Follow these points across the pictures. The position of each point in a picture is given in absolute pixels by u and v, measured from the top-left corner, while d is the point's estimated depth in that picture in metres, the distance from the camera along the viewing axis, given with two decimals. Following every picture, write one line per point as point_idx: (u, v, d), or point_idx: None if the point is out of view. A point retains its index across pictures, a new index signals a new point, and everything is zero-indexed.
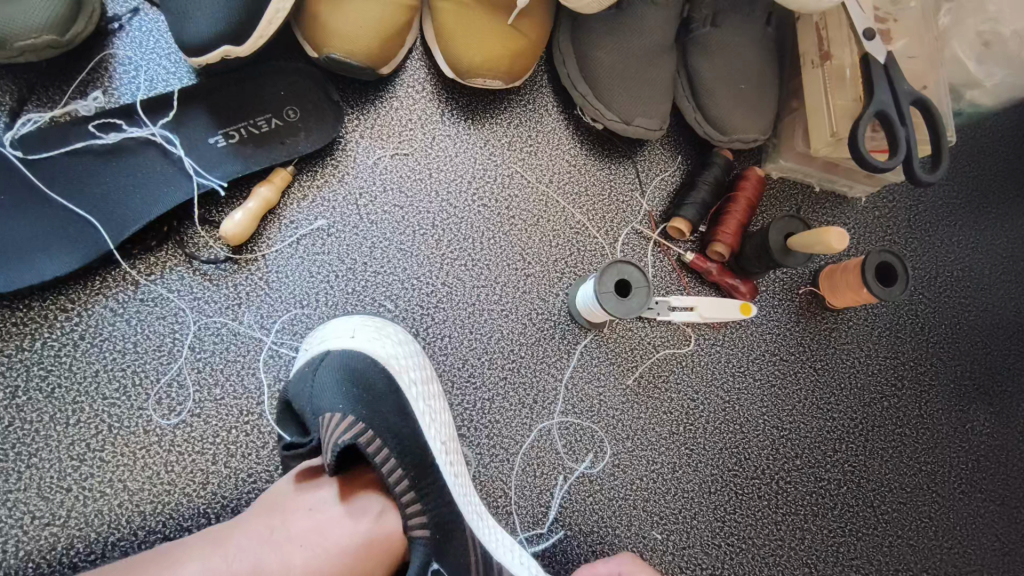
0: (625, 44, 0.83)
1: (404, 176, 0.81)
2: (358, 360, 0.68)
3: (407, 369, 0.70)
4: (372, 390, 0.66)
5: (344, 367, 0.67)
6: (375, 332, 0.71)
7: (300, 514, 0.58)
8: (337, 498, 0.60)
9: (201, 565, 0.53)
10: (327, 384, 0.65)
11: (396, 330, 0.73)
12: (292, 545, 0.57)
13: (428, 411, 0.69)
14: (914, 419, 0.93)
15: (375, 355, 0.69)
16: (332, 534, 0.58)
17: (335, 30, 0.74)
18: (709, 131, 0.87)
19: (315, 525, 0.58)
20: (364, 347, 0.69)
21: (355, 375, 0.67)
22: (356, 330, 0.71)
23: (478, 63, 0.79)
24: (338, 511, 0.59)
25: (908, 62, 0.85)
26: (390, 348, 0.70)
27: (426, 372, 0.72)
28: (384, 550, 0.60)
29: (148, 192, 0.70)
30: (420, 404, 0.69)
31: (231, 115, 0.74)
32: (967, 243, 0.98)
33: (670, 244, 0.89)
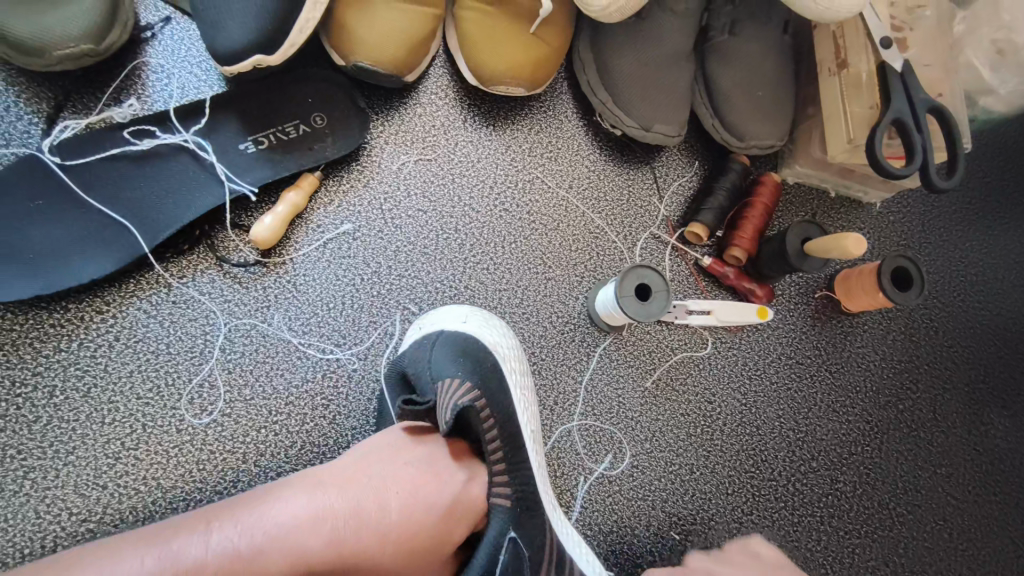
0: (645, 52, 0.85)
1: (430, 182, 0.83)
2: (470, 343, 0.72)
3: (508, 358, 0.74)
4: (482, 367, 0.71)
5: (458, 344, 0.71)
6: (482, 321, 0.75)
7: (396, 469, 0.62)
8: (430, 459, 0.64)
9: (306, 502, 0.57)
10: (444, 357, 0.70)
11: (501, 324, 0.77)
12: (387, 496, 0.60)
13: (525, 398, 0.73)
14: (929, 421, 0.94)
15: (482, 340, 0.73)
16: (426, 493, 0.62)
17: (362, 39, 0.75)
18: (726, 137, 0.89)
19: (410, 482, 0.62)
20: (474, 332, 0.74)
21: (469, 353, 0.71)
22: (467, 317, 0.75)
23: (501, 71, 0.80)
24: (431, 472, 0.63)
25: (924, 70, 0.86)
26: (497, 336, 0.74)
27: (523, 368, 0.76)
28: (467, 513, 0.64)
29: (181, 197, 0.72)
30: (518, 391, 0.73)
31: (261, 121, 0.76)
32: (981, 248, 0.99)
33: (687, 249, 0.91)
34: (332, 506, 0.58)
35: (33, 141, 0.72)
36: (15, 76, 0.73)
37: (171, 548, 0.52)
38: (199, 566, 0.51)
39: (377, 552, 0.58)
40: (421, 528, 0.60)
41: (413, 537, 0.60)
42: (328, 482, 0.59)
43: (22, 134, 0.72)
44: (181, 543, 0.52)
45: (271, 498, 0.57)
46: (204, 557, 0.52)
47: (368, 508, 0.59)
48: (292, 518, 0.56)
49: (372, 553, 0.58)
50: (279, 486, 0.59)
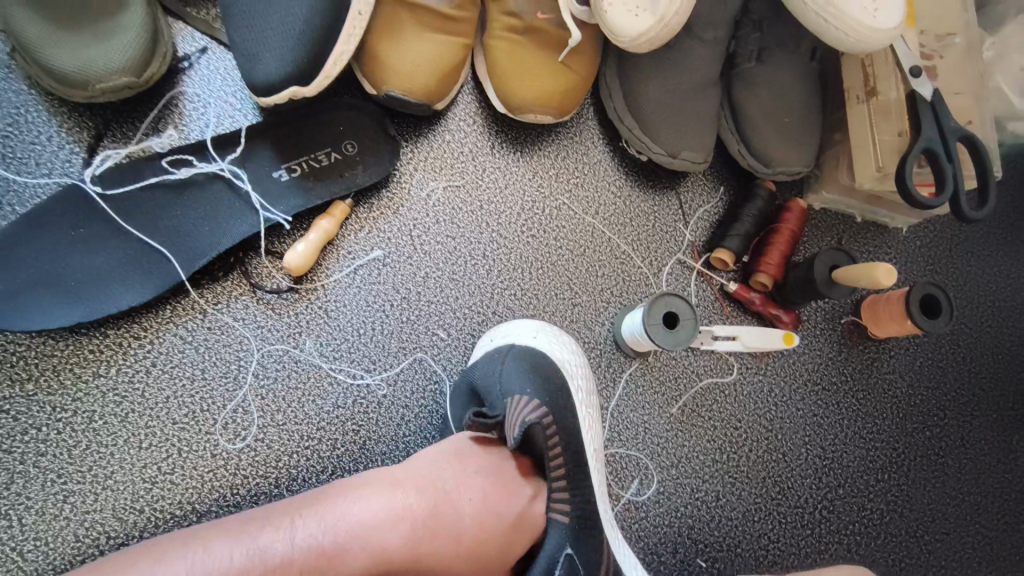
0: (673, 79, 0.85)
1: (458, 208, 0.84)
2: (537, 356, 0.73)
3: (573, 374, 0.74)
4: (547, 383, 0.71)
5: (527, 359, 0.72)
6: (552, 336, 0.77)
7: (467, 477, 0.64)
8: (499, 470, 0.67)
9: (386, 500, 0.59)
10: (515, 372, 0.70)
11: (570, 340, 0.78)
12: (460, 502, 0.63)
13: (590, 417, 0.74)
14: (957, 449, 0.94)
15: (552, 355, 0.74)
16: (494, 504, 0.64)
17: (394, 70, 0.77)
18: (752, 163, 0.90)
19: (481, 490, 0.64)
20: (543, 346, 0.75)
21: (537, 368, 0.72)
22: (538, 332, 0.77)
23: (530, 101, 0.81)
24: (499, 483, 0.66)
25: (955, 97, 0.85)
26: (564, 353, 0.75)
27: (588, 382, 0.76)
28: (530, 529, 0.66)
29: (218, 225, 0.73)
30: (582, 408, 0.73)
31: (294, 150, 0.77)
32: (1012, 272, 0.99)
33: (713, 274, 0.91)
34: (410, 506, 0.60)
35: (74, 170, 0.74)
36: (57, 106, 0.75)
37: (258, 543, 0.54)
38: (287, 560, 0.54)
39: (450, 555, 0.60)
40: (490, 536, 0.63)
41: (483, 544, 0.62)
42: (403, 482, 0.62)
43: (64, 164, 0.74)
44: (267, 538, 0.54)
45: (350, 496, 0.59)
46: (289, 554, 0.54)
47: (444, 512, 0.61)
48: (375, 516, 0.58)
49: (445, 556, 0.60)
50: (357, 482, 0.61)
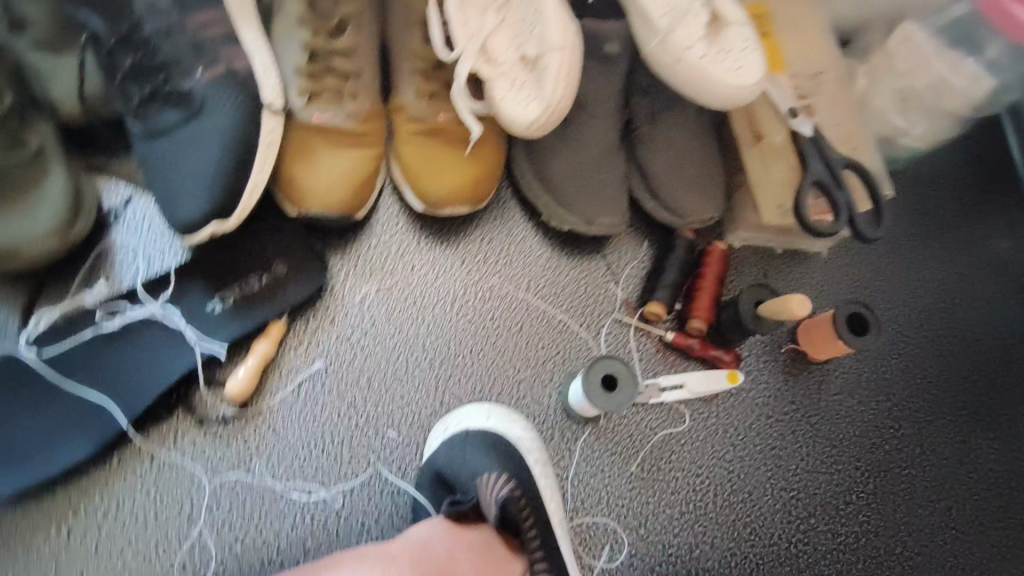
0: (578, 152, 0.90)
1: (393, 307, 0.87)
2: (495, 436, 0.77)
3: (531, 450, 0.77)
4: (511, 459, 0.75)
5: (485, 440, 0.76)
6: (505, 415, 0.80)
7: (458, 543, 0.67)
8: (487, 545, 0.69)
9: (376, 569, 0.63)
10: (476, 454, 0.75)
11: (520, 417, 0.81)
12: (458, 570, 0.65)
13: (550, 489, 0.76)
14: (918, 457, 0.96)
15: (506, 435, 0.77)
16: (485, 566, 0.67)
17: (311, 189, 0.80)
18: (667, 216, 0.94)
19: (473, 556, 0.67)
20: (496, 427, 0.78)
21: (498, 448, 0.76)
22: (490, 413, 0.80)
23: (446, 196, 0.85)
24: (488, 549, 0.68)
25: (835, 129, 0.91)
26: (519, 431, 0.78)
27: (545, 457, 0.78)
28: None
29: (156, 366, 0.75)
30: (544, 480, 0.75)
31: (224, 280, 0.80)
32: (930, 275, 1.05)
33: (651, 326, 0.93)
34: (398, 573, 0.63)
35: (9, 336, 0.75)
36: None
37: None
38: None
39: None
40: None
41: None
42: (395, 554, 0.65)
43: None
44: None
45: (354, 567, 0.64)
46: None
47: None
48: None
49: None
50: (355, 553, 0.66)
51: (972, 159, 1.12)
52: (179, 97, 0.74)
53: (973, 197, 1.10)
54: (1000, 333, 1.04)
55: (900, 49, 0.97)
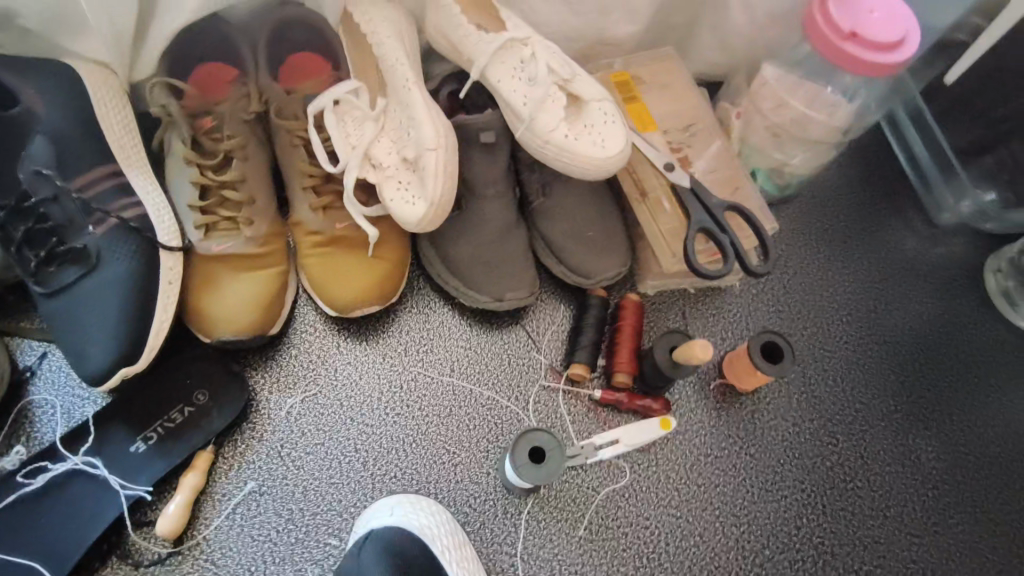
0: (476, 235, 0.94)
1: (320, 414, 0.88)
2: (396, 533, 0.80)
3: (438, 537, 0.81)
4: (404, 557, 0.79)
5: (386, 541, 0.79)
6: (410, 506, 0.82)
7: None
8: None
9: None
10: (373, 561, 0.78)
11: (429, 501, 0.84)
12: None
13: (462, 571, 0.80)
14: (861, 468, 0.97)
15: (410, 528, 0.80)
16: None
17: (219, 316, 0.83)
18: (576, 278, 0.97)
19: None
20: (401, 521, 0.81)
21: (394, 548, 0.79)
22: (394, 508, 0.82)
23: (352, 300, 0.89)
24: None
25: (715, 173, 0.97)
26: (424, 520, 0.81)
27: (457, 538, 0.82)
28: None
29: (82, 519, 0.75)
30: (453, 565, 0.80)
31: (145, 419, 0.81)
32: (841, 289, 1.09)
33: (579, 387, 0.95)
34: None
35: None
36: None
37: None
38: None
39: None
40: None
41: None
42: None
43: None
44: None
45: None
46: None
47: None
48: None
49: None
50: None
51: (860, 172, 1.19)
52: (74, 255, 0.79)
53: (867, 207, 1.16)
54: (919, 332, 1.08)
55: (760, 90, 1.01)
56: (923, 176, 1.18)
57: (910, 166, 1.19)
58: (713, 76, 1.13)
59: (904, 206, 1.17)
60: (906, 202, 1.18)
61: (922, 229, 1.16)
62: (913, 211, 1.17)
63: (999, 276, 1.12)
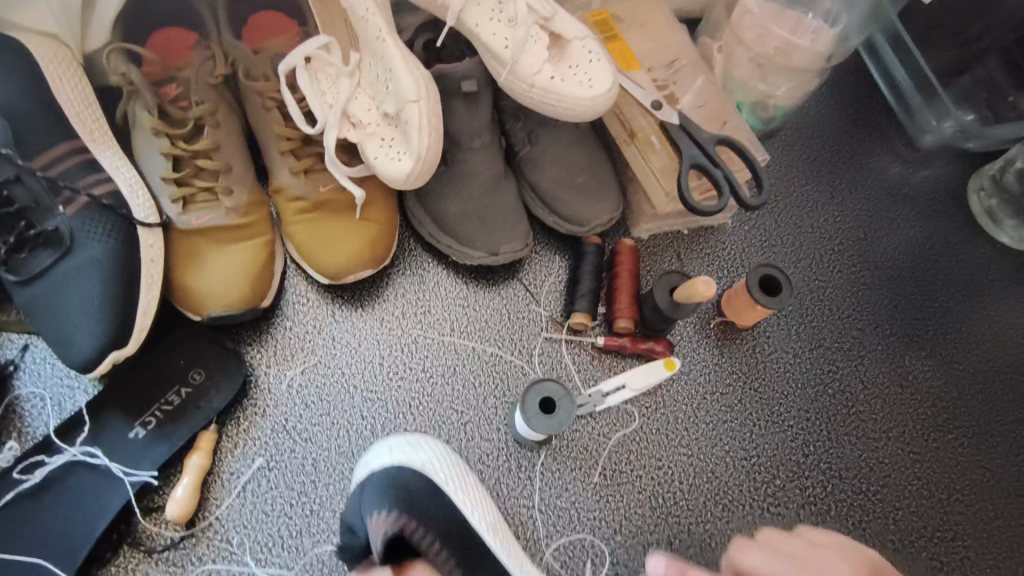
0: (464, 189, 0.91)
1: (322, 384, 0.86)
2: (398, 471, 0.77)
3: (443, 470, 0.80)
4: (407, 493, 0.75)
5: (390, 477, 0.77)
6: (411, 445, 0.81)
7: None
8: None
9: None
10: (373, 495, 0.74)
11: (429, 440, 0.82)
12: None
13: (470, 500, 0.79)
14: (862, 393, 0.99)
15: (411, 464, 0.79)
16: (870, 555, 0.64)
17: (208, 292, 0.80)
18: (569, 227, 0.95)
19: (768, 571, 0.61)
20: (404, 458, 0.79)
21: (398, 486, 0.76)
22: (393, 448, 0.80)
23: (344, 264, 0.86)
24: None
25: (701, 109, 0.95)
26: (427, 455, 0.80)
27: (460, 469, 0.81)
28: None
29: (89, 509, 0.73)
30: (461, 495, 0.78)
31: (142, 404, 0.78)
32: (832, 219, 1.09)
33: (581, 336, 0.94)
34: None
35: None
36: None
37: None
38: None
39: None
40: None
41: None
42: None
43: None
44: None
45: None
46: None
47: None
48: None
49: None
50: None
51: (841, 102, 1.18)
52: (48, 239, 0.75)
53: (850, 135, 1.16)
54: (909, 255, 1.09)
55: (743, 19, 1.00)
56: (902, 99, 1.18)
57: (889, 90, 1.19)
58: (691, 12, 1.11)
59: (886, 133, 1.18)
60: (887, 129, 1.18)
61: (905, 154, 1.16)
62: (895, 138, 1.17)
63: (981, 195, 1.13)
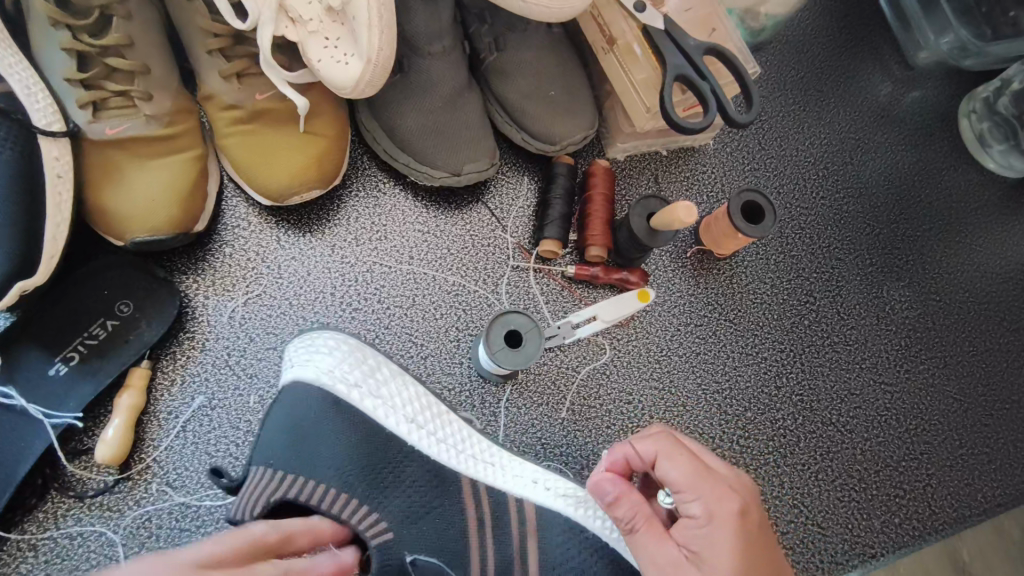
0: (423, 101, 0.81)
1: (266, 316, 0.79)
2: (294, 394, 0.70)
3: (342, 380, 0.72)
4: (301, 421, 0.69)
5: (291, 408, 0.69)
6: (307, 351, 0.73)
7: (656, 547, 0.57)
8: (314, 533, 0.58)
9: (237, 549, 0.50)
10: (267, 441, 0.67)
11: (326, 336, 0.75)
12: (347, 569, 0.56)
13: (381, 401, 0.73)
14: (837, 324, 0.96)
15: (306, 380, 0.71)
16: (718, 463, 0.62)
17: (130, 214, 0.71)
18: (539, 146, 0.86)
19: (630, 509, 0.59)
20: (302, 372, 0.71)
21: (296, 413, 0.69)
22: (291, 360, 0.73)
23: (286, 184, 0.76)
24: (739, 519, 0.56)
25: (688, 14, 0.85)
26: (328, 360, 0.73)
27: (364, 370, 0.74)
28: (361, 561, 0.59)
29: (8, 453, 0.67)
30: (367, 402, 0.72)
31: (61, 338, 0.70)
32: (818, 140, 1.03)
33: (550, 266, 0.88)
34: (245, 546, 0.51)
35: None
36: None
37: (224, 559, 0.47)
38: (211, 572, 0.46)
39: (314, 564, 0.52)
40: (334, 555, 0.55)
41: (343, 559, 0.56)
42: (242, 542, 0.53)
43: None
44: None
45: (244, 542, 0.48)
46: None
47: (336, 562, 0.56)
48: None
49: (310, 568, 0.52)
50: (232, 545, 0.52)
51: (834, 13, 1.09)
52: None
53: (842, 49, 1.08)
54: (894, 182, 1.03)
55: None
56: (899, 10, 1.10)
57: (889, 5, 1.10)
58: None
59: (880, 48, 1.10)
60: (881, 43, 1.10)
61: (896, 72, 1.09)
62: (889, 53, 1.10)
63: (973, 118, 1.07)
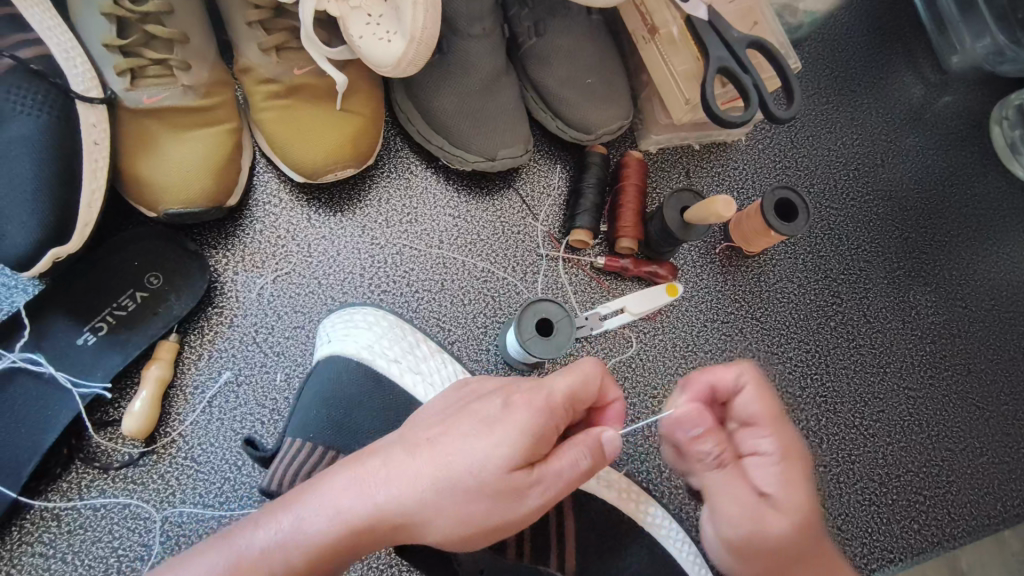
0: (460, 83, 0.80)
1: (294, 294, 0.78)
2: (332, 368, 0.69)
3: (380, 355, 0.71)
4: (340, 396, 0.68)
5: (330, 380, 0.69)
6: (343, 325, 0.73)
7: (737, 487, 0.53)
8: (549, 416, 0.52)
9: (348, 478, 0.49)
10: (304, 413, 0.66)
11: (364, 313, 0.74)
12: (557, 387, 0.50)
13: (422, 372, 0.72)
14: (863, 326, 0.95)
15: (347, 355, 0.70)
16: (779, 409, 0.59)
17: (164, 186, 0.70)
18: (574, 134, 0.85)
19: (715, 443, 0.54)
20: (340, 349, 0.70)
21: (331, 386, 0.68)
22: (329, 335, 0.72)
23: (322, 161, 0.75)
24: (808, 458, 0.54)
25: (730, 7, 0.84)
26: (365, 337, 0.72)
27: (402, 345, 0.73)
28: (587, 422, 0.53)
29: (34, 421, 0.66)
30: (405, 377, 0.71)
31: (90, 307, 0.70)
32: (850, 141, 1.02)
33: (579, 256, 0.87)
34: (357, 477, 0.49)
35: None
36: None
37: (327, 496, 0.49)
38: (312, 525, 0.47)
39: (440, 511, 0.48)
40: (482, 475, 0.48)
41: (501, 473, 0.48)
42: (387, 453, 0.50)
43: None
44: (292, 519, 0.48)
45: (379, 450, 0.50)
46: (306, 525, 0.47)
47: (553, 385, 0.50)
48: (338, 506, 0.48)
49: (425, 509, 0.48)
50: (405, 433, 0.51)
51: (869, 13, 1.08)
52: None
53: (876, 50, 1.07)
54: (924, 185, 1.03)
55: None
56: (935, 13, 1.09)
57: (925, 7, 1.09)
58: None
59: (913, 50, 1.09)
60: (915, 46, 1.09)
61: (929, 76, 1.08)
62: (922, 56, 1.09)
63: (1005, 126, 1.06)
